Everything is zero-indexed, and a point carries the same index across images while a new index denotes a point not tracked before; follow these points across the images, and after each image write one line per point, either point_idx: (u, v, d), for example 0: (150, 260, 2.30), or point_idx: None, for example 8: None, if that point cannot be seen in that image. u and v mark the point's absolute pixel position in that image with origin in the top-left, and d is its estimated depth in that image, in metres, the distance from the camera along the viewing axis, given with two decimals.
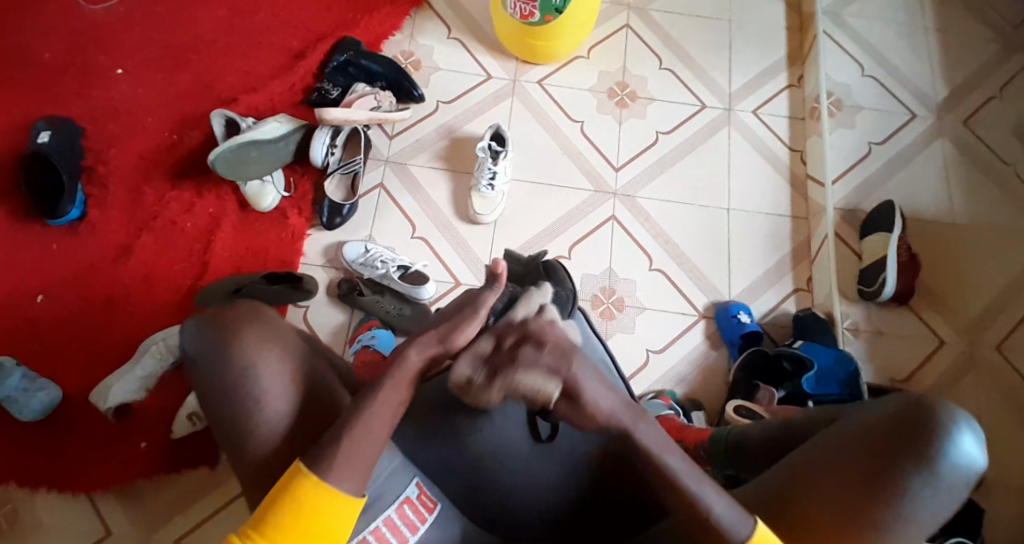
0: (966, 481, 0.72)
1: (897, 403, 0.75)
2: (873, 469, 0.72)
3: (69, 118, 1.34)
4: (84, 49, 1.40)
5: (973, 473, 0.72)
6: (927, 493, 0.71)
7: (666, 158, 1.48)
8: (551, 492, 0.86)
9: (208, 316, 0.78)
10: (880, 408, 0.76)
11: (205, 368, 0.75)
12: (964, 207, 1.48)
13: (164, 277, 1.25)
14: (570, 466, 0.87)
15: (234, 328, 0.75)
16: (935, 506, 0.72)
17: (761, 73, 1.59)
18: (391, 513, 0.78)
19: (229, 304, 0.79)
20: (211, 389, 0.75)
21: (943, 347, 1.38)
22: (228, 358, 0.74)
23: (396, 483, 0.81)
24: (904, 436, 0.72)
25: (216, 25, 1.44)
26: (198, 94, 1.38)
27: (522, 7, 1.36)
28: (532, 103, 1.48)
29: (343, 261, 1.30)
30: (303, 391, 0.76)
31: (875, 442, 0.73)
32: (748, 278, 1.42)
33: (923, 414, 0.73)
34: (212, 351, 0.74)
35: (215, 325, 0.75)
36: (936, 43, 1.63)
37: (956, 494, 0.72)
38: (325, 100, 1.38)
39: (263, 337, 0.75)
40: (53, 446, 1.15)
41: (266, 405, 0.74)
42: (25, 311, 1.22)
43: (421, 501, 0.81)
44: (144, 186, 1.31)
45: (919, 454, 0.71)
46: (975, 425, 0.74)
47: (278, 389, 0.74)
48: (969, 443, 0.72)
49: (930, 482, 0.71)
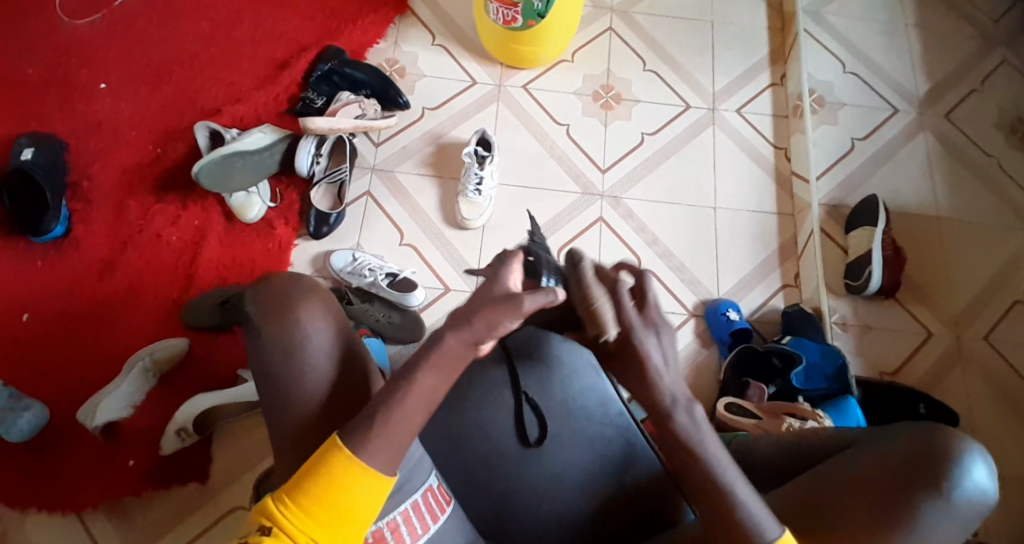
0: (979, 511, 0.71)
1: (912, 432, 0.75)
2: (887, 498, 0.72)
3: (52, 134, 1.33)
4: (67, 64, 1.39)
5: (986, 504, 0.72)
6: (940, 523, 0.70)
7: (653, 159, 1.49)
8: (551, 497, 0.89)
9: (267, 286, 0.81)
10: (894, 437, 0.76)
11: (256, 332, 0.78)
12: (947, 201, 1.50)
13: (151, 292, 1.25)
14: (575, 479, 0.90)
15: (289, 296, 0.79)
16: (948, 535, 0.71)
17: (744, 73, 1.60)
18: (418, 498, 0.80)
19: (289, 276, 0.82)
20: (259, 354, 0.78)
21: (932, 340, 1.39)
22: (285, 326, 0.77)
23: (420, 470, 0.82)
24: (917, 464, 0.72)
25: (198, 37, 1.43)
26: (182, 107, 1.38)
27: (504, 13, 1.36)
28: (517, 108, 1.48)
29: (331, 270, 1.30)
30: (342, 365, 0.79)
31: (891, 472, 0.73)
32: (737, 276, 1.42)
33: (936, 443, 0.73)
34: (264, 316, 0.78)
35: (270, 293, 0.80)
36: (916, 39, 1.65)
37: (969, 525, 0.72)
38: (310, 109, 1.37)
39: (318, 312, 0.79)
40: (43, 465, 1.14)
41: (306, 375, 0.77)
42: (10, 330, 1.21)
43: (440, 491, 0.83)
44: (129, 200, 1.30)
45: (932, 482, 0.71)
46: (988, 457, 0.73)
47: (320, 359, 0.77)
48: (980, 472, 0.71)
49: (942, 511, 0.70)
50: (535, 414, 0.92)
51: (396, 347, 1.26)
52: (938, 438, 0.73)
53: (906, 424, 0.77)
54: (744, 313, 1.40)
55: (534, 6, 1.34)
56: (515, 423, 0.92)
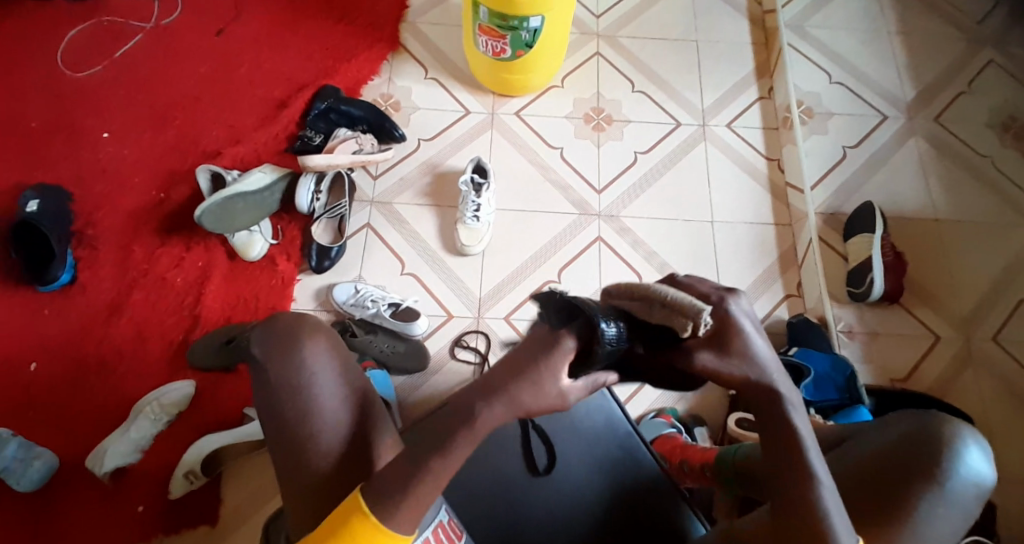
0: (979, 493, 0.82)
1: (912, 420, 0.85)
2: (898, 484, 0.81)
3: (56, 183, 1.35)
4: (69, 116, 1.42)
5: (983, 486, 0.82)
6: (947, 507, 0.80)
7: (647, 177, 1.50)
8: (574, 511, 0.95)
9: (271, 327, 0.82)
10: (896, 426, 0.86)
11: (268, 371, 0.80)
12: (943, 203, 1.51)
13: (157, 334, 1.26)
14: (593, 496, 0.97)
15: (300, 334, 0.81)
16: (954, 517, 0.81)
17: (732, 88, 1.62)
18: (429, 534, 0.80)
19: (290, 317, 0.84)
20: (271, 393, 0.79)
21: (940, 343, 1.39)
22: (293, 366, 0.79)
23: (432, 507, 0.83)
24: (923, 453, 0.82)
25: (196, 83, 1.46)
26: (182, 151, 1.40)
27: (494, 44, 1.40)
28: (512, 135, 1.50)
29: (334, 303, 1.31)
30: (357, 400, 0.81)
31: (900, 460, 0.82)
32: (738, 288, 1.43)
33: (936, 432, 0.82)
34: (278, 355, 0.80)
35: (281, 331, 0.82)
36: (900, 45, 1.68)
37: (970, 505, 0.82)
38: (308, 147, 1.40)
39: (323, 350, 0.81)
40: (55, 512, 1.14)
41: (322, 409, 0.78)
42: (19, 378, 1.21)
43: (450, 527, 0.84)
44: (134, 245, 1.32)
45: (938, 468, 0.81)
46: (984, 444, 0.84)
47: (336, 395, 0.79)
48: (978, 457, 0.82)
49: (946, 494, 0.81)
50: (542, 443, 1.00)
51: (403, 378, 1.28)
52: (937, 426, 0.83)
53: (902, 413, 0.88)
54: None
55: (522, 38, 1.37)
56: (522, 450, 0.99)
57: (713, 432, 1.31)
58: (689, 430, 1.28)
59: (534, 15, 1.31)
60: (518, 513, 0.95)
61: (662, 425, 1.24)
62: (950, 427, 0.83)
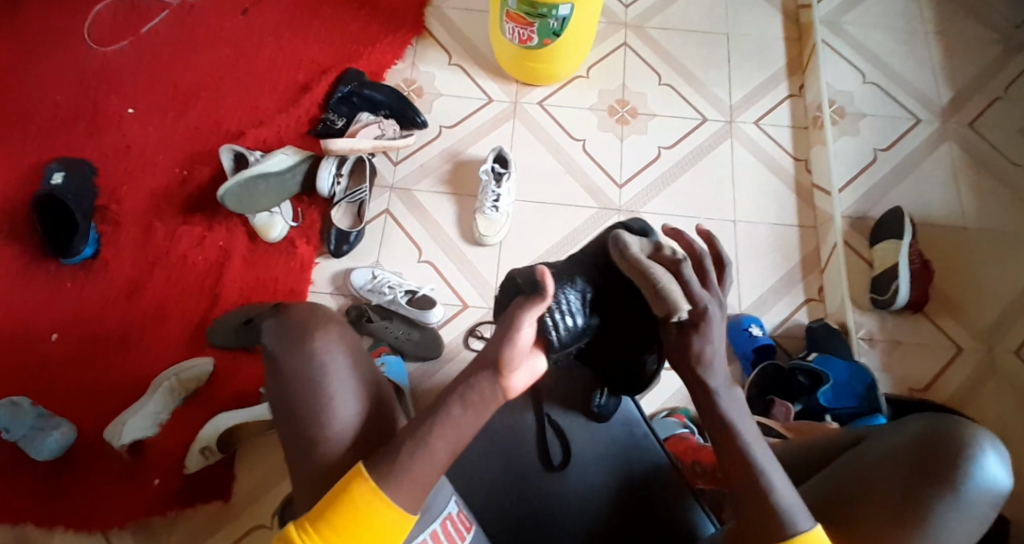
0: (995, 501, 0.76)
1: (922, 424, 0.81)
2: (904, 491, 0.77)
3: (81, 158, 1.36)
4: (96, 91, 1.43)
5: (998, 493, 0.77)
6: (958, 515, 0.75)
7: (670, 172, 1.48)
8: (584, 507, 0.96)
9: (281, 316, 0.83)
10: (906, 429, 0.82)
11: (280, 360, 0.80)
12: (972, 211, 1.47)
13: (176, 312, 1.27)
14: (602, 492, 0.97)
15: (315, 325, 0.81)
16: (966, 526, 0.76)
17: (762, 84, 1.59)
18: (437, 527, 0.81)
19: (302, 308, 0.85)
20: (283, 381, 0.79)
21: (962, 354, 1.36)
22: (302, 353, 0.79)
23: (438, 501, 0.83)
24: (932, 459, 0.77)
25: (221, 62, 1.46)
26: (206, 130, 1.41)
27: (520, 32, 1.38)
28: (533, 125, 1.49)
29: (351, 288, 1.31)
30: (367, 393, 0.80)
31: (908, 465, 0.78)
32: (758, 290, 1.42)
33: (948, 436, 0.78)
34: (291, 344, 0.80)
35: (296, 322, 0.82)
36: (937, 46, 1.63)
37: (984, 513, 0.76)
38: (330, 130, 1.39)
39: (334, 337, 0.81)
40: (72, 483, 1.17)
41: (333, 399, 0.78)
42: (40, 350, 1.24)
43: (459, 519, 0.84)
44: (156, 222, 1.33)
45: (948, 475, 0.76)
46: (1000, 448, 0.78)
47: (350, 387, 0.79)
48: (994, 463, 0.77)
49: (957, 503, 0.76)
50: (558, 439, 1.00)
51: (417, 365, 1.28)
52: (948, 430, 0.79)
53: (915, 417, 0.84)
54: (766, 328, 1.39)
55: (549, 26, 1.35)
56: (536, 443, 0.99)
57: None
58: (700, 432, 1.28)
59: (562, 3, 1.29)
60: (530, 509, 0.96)
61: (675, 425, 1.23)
62: (964, 431, 0.78)
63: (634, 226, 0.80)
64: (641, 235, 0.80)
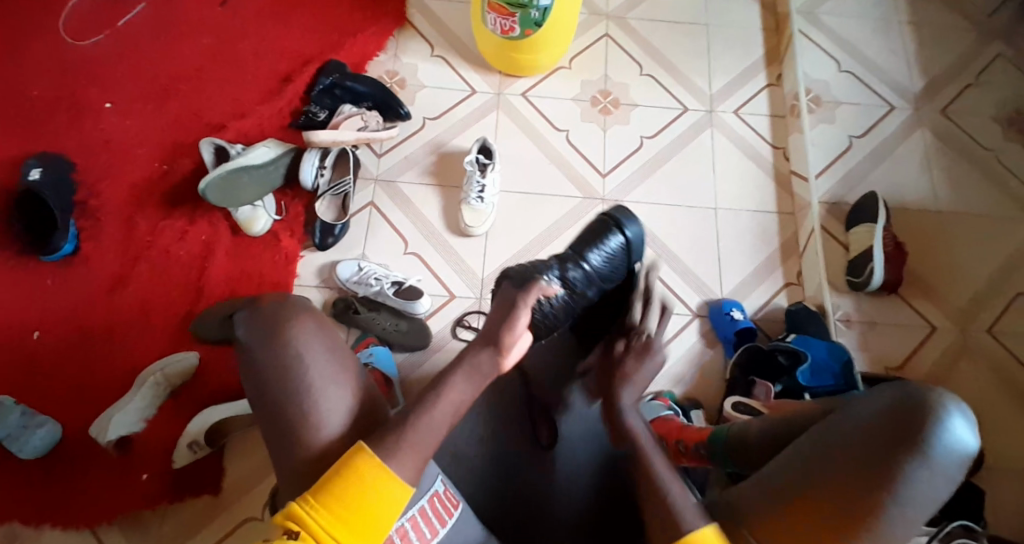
0: (962, 463, 0.79)
1: (896, 389, 0.83)
2: (877, 453, 0.80)
3: (59, 153, 1.34)
4: (73, 84, 1.41)
5: (966, 455, 0.80)
6: (928, 477, 0.78)
7: (652, 162, 1.50)
8: (571, 480, 0.98)
9: (258, 314, 0.84)
10: (880, 395, 0.84)
11: (257, 355, 0.81)
12: (946, 195, 1.51)
13: (161, 307, 1.26)
14: (589, 464, 0.99)
15: (289, 319, 0.83)
16: (936, 488, 0.79)
17: (741, 74, 1.61)
18: (425, 503, 0.82)
19: (278, 302, 0.86)
20: (264, 376, 0.80)
21: (937, 334, 1.40)
22: (279, 351, 0.80)
23: (425, 478, 0.85)
24: (902, 423, 0.80)
25: (201, 53, 1.45)
26: (187, 124, 1.39)
27: (502, 22, 1.38)
28: (518, 115, 1.49)
29: (337, 280, 1.31)
30: (351, 384, 0.82)
31: (880, 430, 0.81)
32: (740, 276, 1.45)
33: (918, 400, 0.81)
34: (267, 339, 0.81)
35: (270, 316, 0.83)
36: (910, 35, 1.67)
37: (953, 474, 0.79)
38: (313, 122, 1.39)
39: (313, 333, 0.82)
40: (57, 481, 1.15)
41: (315, 390, 0.79)
42: (22, 347, 1.22)
43: (446, 497, 0.86)
44: (137, 217, 1.32)
45: (918, 438, 0.78)
46: (968, 411, 0.81)
47: (331, 376, 0.80)
48: (962, 427, 0.79)
49: (928, 466, 0.78)
50: (545, 418, 1.02)
51: (405, 355, 1.28)
52: (920, 395, 0.81)
53: (891, 384, 0.86)
54: (748, 312, 1.42)
55: (531, 16, 1.35)
56: (523, 427, 1.03)
57: (709, 416, 1.34)
58: (686, 413, 1.30)
59: None
60: (523, 496, 0.98)
61: (660, 408, 1.25)
62: (934, 397, 0.81)
63: (611, 220, 0.97)
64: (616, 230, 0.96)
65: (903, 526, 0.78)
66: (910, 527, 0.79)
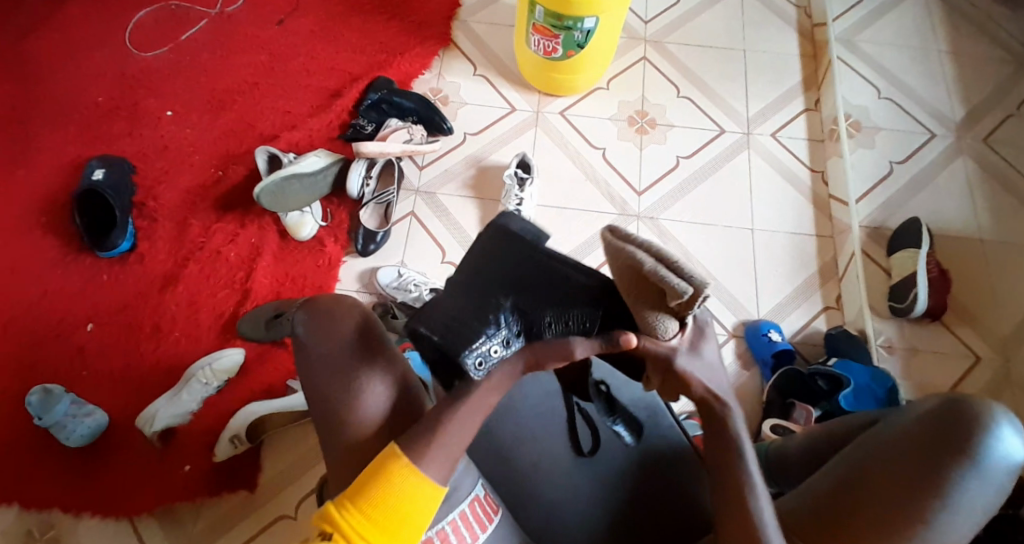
0: (1009, 473, 0.77)
1: (943, 397, 0.82)
2: (926, 459, 0.78)
3: (121, 157, 1.42)
4: (137, 93, 1.49)
5: (1014, 466, 0.78)
6: (976, 484, 0.76)
7: (689, 181, 1.52)
8: (596, 501, 0.91)
9: (312, 309, 0.86)
10: (924, 403, 0.83)
11: (309, 347, 0.83)
12: (989, 222, 1.49)
13: (209, 304, 1.31)
14: (624, 472, 0.93)
15: (339, 315, 0.84)
16: (984, 496, 0.77)
17: (777, 99, 1.63)
18: (466, 507, 0.81)
19: (330, 300, 0.87)
20: (315, 373, 0.82)
21: (980, 362, 1.36)
22: (331, 346, 0.82)
23: (466, 480, 0.83)
24: (953, 430, 0.78)
25: (257, 69, 1.53)
26: (242, 133, 1.46)
27: (545, 44, 1.43)
28: (556, 134, 1.53)
29: (377, 285, 1.34)
30: (392, 379, 0.82)
31: (927, 435, 0.79)
32: (776, 297, 1.44)
33: (969, 408, 0.79)
34: (319, 333, 0.83)
35: (329, 313, 0.85)
36: (950, 64, 1.67)
37: (1001, 485, 0.77)
38: (359, 135, 1.45)
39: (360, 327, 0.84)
40: (101, 468, 1.19)
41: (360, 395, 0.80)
42: (76, 339, 1.27)
43: (487, 501, 0.84)
44: (191, 219, 1.38)
45: (964, 444, 0.77)
46: (1016, 422, 0.79)
47: (373, 375, 0.81)
48: (1012, 437, 0.78)
49: (976, 473, 0.76)
50: (587, 425, 0.95)
51: None
52: (967, 403, 0.79)
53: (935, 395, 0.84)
54: (785, 334, 1.41)
55: (573, 38, 1.39)
56: (567, 434, 0.94)
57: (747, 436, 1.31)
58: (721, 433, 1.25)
59: (587, 16, 1.33)
60: (543, 503, 0.91)
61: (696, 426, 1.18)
62: (982, 406, 0.79)
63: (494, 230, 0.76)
64: (505, 237, 0.75)
65: (951, 533, 0.76)
66: (958, 534, 0.76)
